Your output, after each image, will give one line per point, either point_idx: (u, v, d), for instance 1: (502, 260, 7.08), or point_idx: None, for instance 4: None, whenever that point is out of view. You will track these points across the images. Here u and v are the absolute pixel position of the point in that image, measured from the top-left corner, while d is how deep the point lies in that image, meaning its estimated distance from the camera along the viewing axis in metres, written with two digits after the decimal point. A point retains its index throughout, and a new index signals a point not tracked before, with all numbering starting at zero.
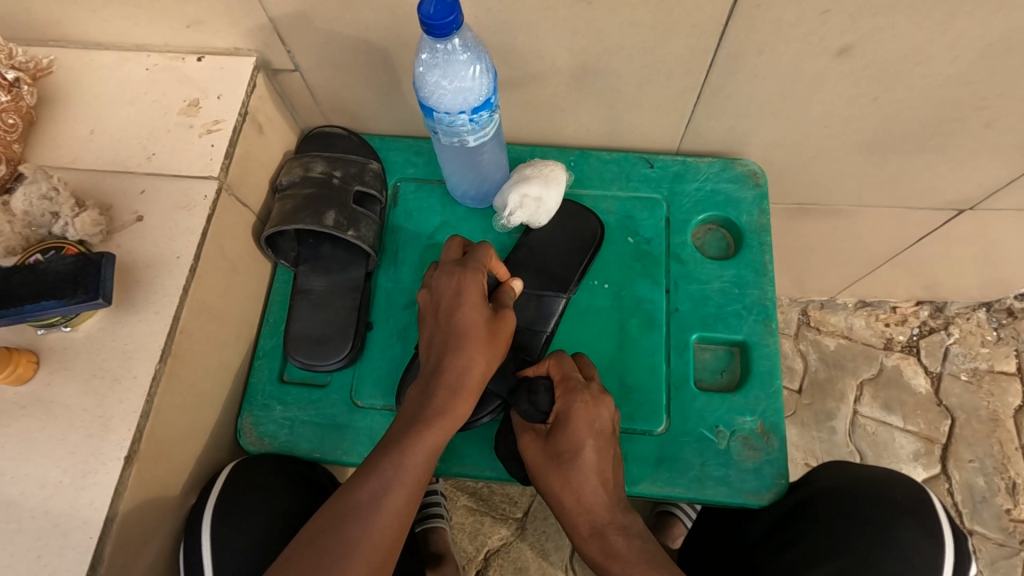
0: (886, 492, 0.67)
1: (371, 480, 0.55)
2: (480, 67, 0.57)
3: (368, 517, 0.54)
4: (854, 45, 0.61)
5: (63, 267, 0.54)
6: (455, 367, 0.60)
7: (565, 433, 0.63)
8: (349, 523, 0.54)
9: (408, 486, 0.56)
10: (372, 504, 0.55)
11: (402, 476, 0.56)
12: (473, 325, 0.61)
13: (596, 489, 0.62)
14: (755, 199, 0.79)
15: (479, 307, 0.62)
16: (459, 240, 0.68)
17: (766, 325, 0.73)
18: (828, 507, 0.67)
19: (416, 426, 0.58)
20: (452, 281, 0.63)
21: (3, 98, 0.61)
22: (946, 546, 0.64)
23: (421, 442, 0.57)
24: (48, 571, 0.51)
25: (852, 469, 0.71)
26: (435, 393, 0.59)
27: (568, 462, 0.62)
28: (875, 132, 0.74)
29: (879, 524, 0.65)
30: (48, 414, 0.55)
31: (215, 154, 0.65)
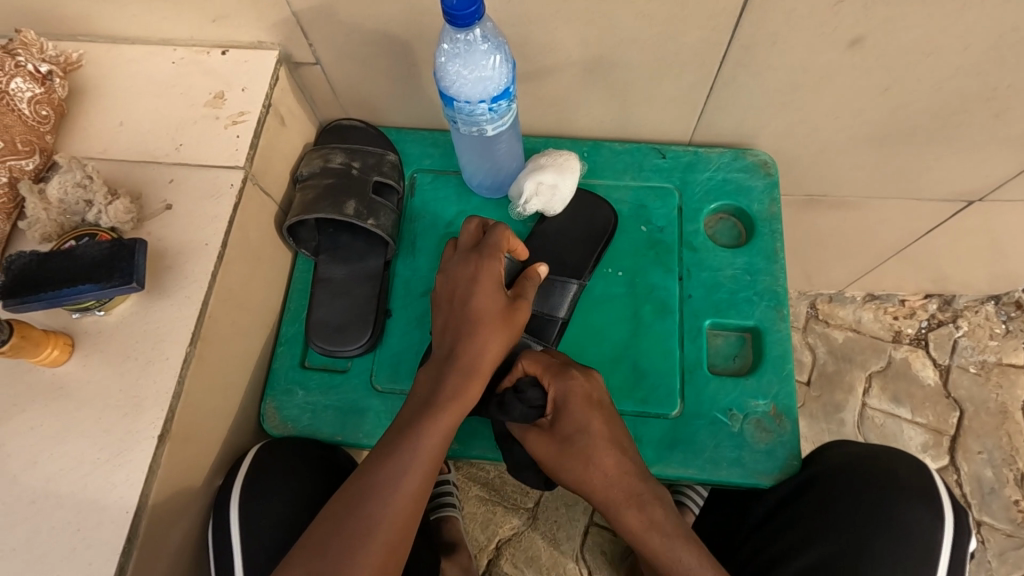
0: (892, 473, 0.68)
1: (388, 462, 0.56)
2: (500, 57, 0.59)
3: (386, 495, 0.55)
4: (865, 36, 0.62)
5: (99, 252, 0.56)
6: (468, 352, 0.62)
7: (568, 418, 0.63)
8: (366, 501, 0.55)
9: (424, 467, 0.57)
10: (388, 484, 0.55)
11: (416, 458, 0.57)
12: (489, 310, 0.63)
13: (613, 475, 0.62)
14: (765, 188, 0.80)
15: (496, 291, 0.64)
16: (478, 220, 0.69)
17: (778, 311, 0.74)
18: (832, 486, 0.68)
19: (431, 409, 0.59)
20: (472, 266, 0.65)
21: (37, 90, 0.63)
22: (949, 525, 0.65)
23: (437, 422, 0.58)
24: (85, 544, 0.53)
25: (859, 449, 0.72)
26: (447, 377, 0.61)
27: (579, 443, 0.62)
28: (885, 123, 0.75)
29: (881, 504, 0.67)
30: (83, 395, 0.57)
31: (240, 145, 0.67)
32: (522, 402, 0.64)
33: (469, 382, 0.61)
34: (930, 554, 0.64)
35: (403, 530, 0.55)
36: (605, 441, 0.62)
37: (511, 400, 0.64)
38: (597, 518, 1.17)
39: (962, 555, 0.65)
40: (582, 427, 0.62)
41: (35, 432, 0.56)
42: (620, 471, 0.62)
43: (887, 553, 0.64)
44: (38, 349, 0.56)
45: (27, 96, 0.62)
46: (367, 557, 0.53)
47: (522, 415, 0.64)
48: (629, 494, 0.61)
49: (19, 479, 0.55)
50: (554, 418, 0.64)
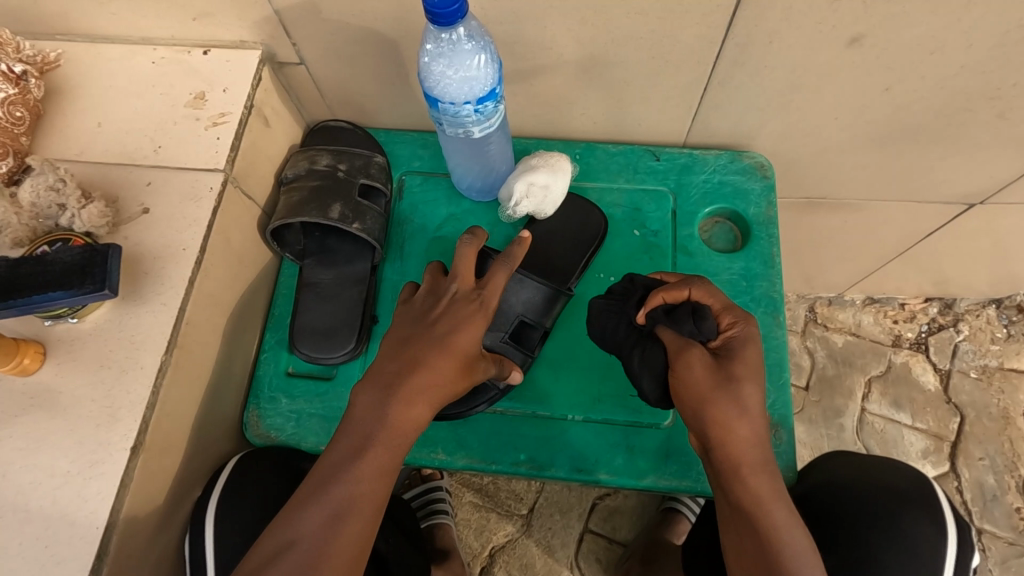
0: (889, 483, 0.67)
1: (316, 507, 0.51)
2: (485, 57, 0.57)
3: (314, 548, 0.50)
4: (864, 34, 0.60)
5: (71, 258, 0.55)
6: (418, 378, 0.55)
7: (740, 360, 0.56)
8: (291, 554, 0.49)
9: (356, 511, 0.52)
10: (316, 535, 0.50)
11: (345, 501, 0.51)
12: (457, 354, 0.56)
13: (745, 430, 0.54)
14: (763, 190, 0.78)
15: (468, 337, 0.57)
16: (472, 241, 0.62)
17: (775, 317, 0.73)
18: (827, 498, 0.67)
19: (359, 447, 0.53)
20: (456, 304, 0.59)
21: (11, 90, 0.61)
22: (951, 538, 0.63)
23: (364, 464, 0.52)
24: (54, 561, 0.51)
25: (855, 459, 0.71)
26: (389, 405, 0.54)
27: (738, 388, 0.54)
28: (885, 123, 0.73)
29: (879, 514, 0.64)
30: (55, 405, 0.55)
31: (221, 147, 0.65)
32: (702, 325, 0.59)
33: (400, 413, 0.54)
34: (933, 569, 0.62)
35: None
36: (754, 400, 0.55)
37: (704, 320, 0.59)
38: (592, 525, 1.15)
39: (963, 568, 0.63)
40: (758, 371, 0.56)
41: (5, 444, 0.54)
42: (754, 440, 0.54)
43: (891, 569, 0.62)
44: (7, 358, 0.54)
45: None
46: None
47: (691, 333, 0.59)
48: (762, 459, 0.54)
49: None
50: (721, 353, 0.57)
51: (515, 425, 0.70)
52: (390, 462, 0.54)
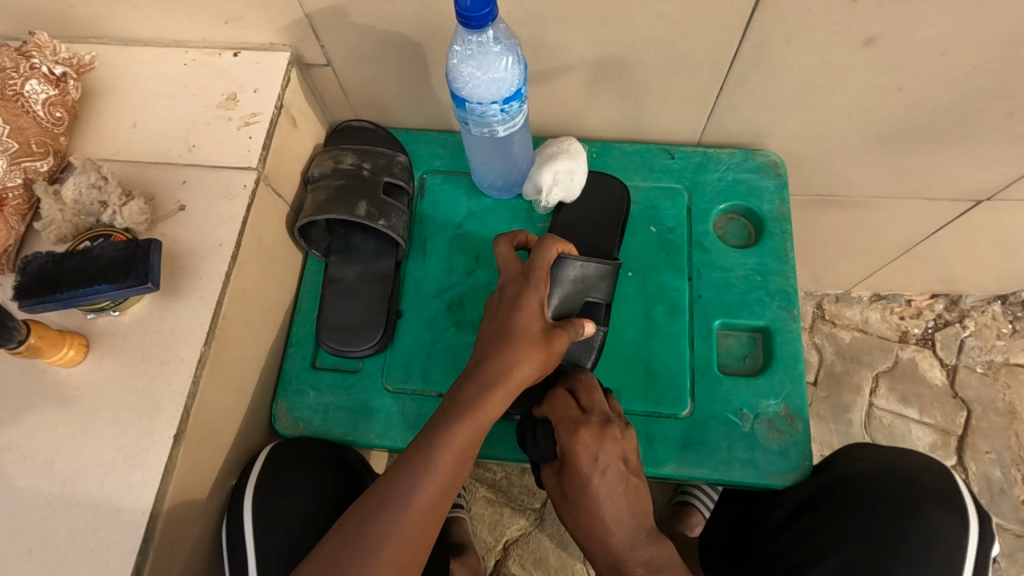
0: (910, 475, 0.69)
1: (403, 477, 0.55)
2: (512, 58, 0.59)
3: (398, 512, 0.54)
4: (878, 35, 0.62)
5: (114, 253, 0.57)
6: (490, 364, 0.60)
7: (575, 472, 0.63)
8: (378, 517, 0.54)
9: (440, 481, 0.56)
10: (403, 501, 0.54)
11: (432, 473, 0.56)
12: (530, 334, 0.61)
13: (610, 528, 0.64)
14: (775, 187, 0.80)
15: (535, 317, 0.63)
16: (506, 240, 0.68)
17: (788, 310, 0.74)
18: (852, 491, 0.69)
19: (446, 424, 0.58)
20: (515, 288, 0.64)
21: (51, 91, 0.63)
22: (972, 529, 0.65)
23: (452, 438, 0.56)
24: (102, 545, 0.53)
25: (876, 452, 0.72)
26: (465, 387, 0.60)
27: (581, 498, 0.64)
28: (896, 122, 0.75)
29: (901, 505, 0.67)
30: (100, 395, 0.57)
31: (254, 146, 0.67)
32: (537, 448, 0.65)
33: (486, 398, 0.59)
34: (956, 560, 0.64)
35: (416, 544, 0.54)
36: (611, 500, 0.63)
37: (540, 440, 0.65)
38: None
39: (986, 558, 0.65)
40: (600, 474, 0.63)
41: (52, 433, 0.56)
42: (619, 515, 0.64)
43: (913, 560, 0.64)
44: (53, 349, 0.56)
45: (41, 98, 0.63)
46: (376, 572, 0.52)
47: (535, 452, 0.65)
48: (634, 539, 0.64)
49: (37, 479, 0.55)
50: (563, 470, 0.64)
51: None
52: (474, 440, 0.58)
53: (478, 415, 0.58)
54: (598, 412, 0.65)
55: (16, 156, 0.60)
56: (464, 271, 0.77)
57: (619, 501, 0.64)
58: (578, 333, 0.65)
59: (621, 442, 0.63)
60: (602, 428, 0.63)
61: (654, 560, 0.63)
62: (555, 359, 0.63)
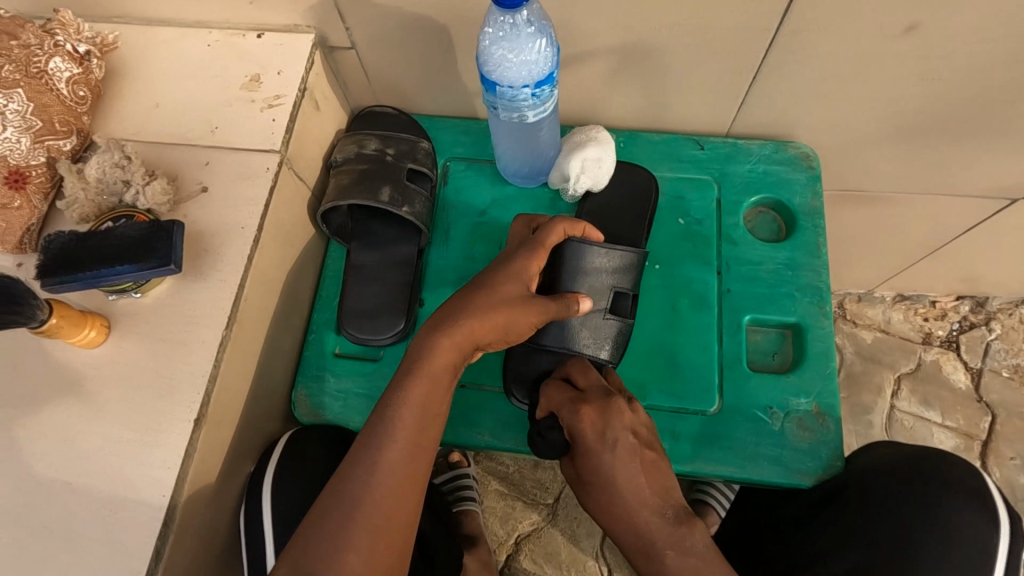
0: (931, 471, 0.64)
1: (366, 440, 0.52)
2: (545, 41, 0.57)
3: (370, 471, 0.51)
4: (921, 22, 0.60)
5: (136, 233, 0.56)
6: (447, 312, 0.57)
7: None
8: (348, 483, 0.51)
9: (402, 440, 0.52)
10: (369, 460, 0.51)
11: (391, 431, 0.52)
12: (506, 298, 0.58)
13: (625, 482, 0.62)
14: (807, 181, 0.78)
15: (518, 282, 0.59)
16: (526, 218, 0.68)
17: (821, 307, 0.72)
18: (867, 487, 0.65)
19: (404, 379, 0.54)
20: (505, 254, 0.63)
21: (74, 69, 0.62)
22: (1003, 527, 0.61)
23: (409, 395, 0.53)
24: (120, 528, 0.52)
25: (894, 449, 0.68)
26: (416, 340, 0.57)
27: None
28: (935, 115, 0.72)
29: (919, 501, 0.63)
30: (121, 376, 0.57)
31: (277, 128, 0.66)
32: None
33: (439, 347, 0.55)
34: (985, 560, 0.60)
35: (398, 506, 0.51)
36: None
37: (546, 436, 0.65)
38: None
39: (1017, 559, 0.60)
40: (611, 450, 0.62)
41: (73, 412, 0.56)
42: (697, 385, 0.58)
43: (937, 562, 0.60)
44: (75, 329, 0.55)
45: (65, 75, 0.62)
46: (354, 542, 0.49)
47: None
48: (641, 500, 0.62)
49: (57, 459, 0.54)
50: None
51: None
52: (438, 400, 0.55)
53: (437, 369, 0.55)
54: (595, 388, 0.66)
55: (38, 133, 0.60)
56: (486, 260, 0.76)
57: (637, 474, 0.62)
58: (572, 305, 0.62)
59: (629, 416, 0.64)
60: (607, 402, 0.64)
61: (682, 540, 0.60)
62: (522, 331, 0.60)
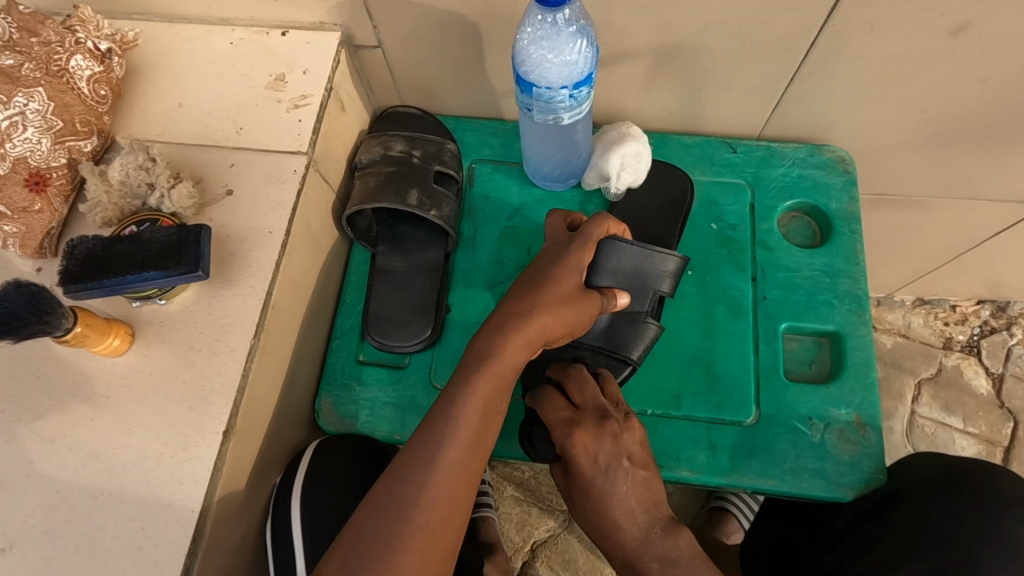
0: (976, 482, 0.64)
1: (424, 437, 0.50)
2: (585, 42, 0.56)
3: (430, 474, 0.48)
4: (973, 22, 0.58)
5: (164, 237, 0.54)
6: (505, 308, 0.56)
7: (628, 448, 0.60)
8: (406, 481, 0.48)
9: (463, 439, 0.50)
10: (428, 464, 0.49)
11: (453, 430, 0.50)
12: (564, 294, 0.56)
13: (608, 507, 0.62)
14: (843, 185, 0.76)
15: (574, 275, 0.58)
16: (561, 212, 0.65)
17: (860, 315, 0.71)
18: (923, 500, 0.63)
19: (465, 377, 0.52)
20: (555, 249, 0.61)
21: (96, 67, 0.60)
22: None
23: (472, 393, 0.51)
24: (148, 544, 0.50)
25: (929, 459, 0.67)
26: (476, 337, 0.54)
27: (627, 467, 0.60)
28: (977, 117, 0.71)
29: (975, 516, 0.62)
30: (147, 385, 0.55)
31: (304, 129, 0.64)
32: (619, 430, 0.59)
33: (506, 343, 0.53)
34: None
35: (454, 507, 0.49)
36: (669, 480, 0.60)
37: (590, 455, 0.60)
38: None
39: None
40: (603, 475, 0.60)
41: (97, 423, 0.54)
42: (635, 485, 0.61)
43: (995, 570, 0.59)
44: (99, 337, 0.53)
45: (86, 74, 0.60)
46: (412, 542, 0.47)
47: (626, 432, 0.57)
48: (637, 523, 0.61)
49: (80, 472, 0.52)
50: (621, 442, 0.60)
51: None
52: (500, 400, 0.53)
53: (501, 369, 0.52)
54: (592, 407, 0.61)
55: (59, 134, 0.58)
56: (515, 264, 0.74)
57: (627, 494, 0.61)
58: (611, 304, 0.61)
59: (621, 437, 0.60)
60: (602, 422, 0.60)
61: (670, 553, 0.60)
62: (580, 327, 0.58)
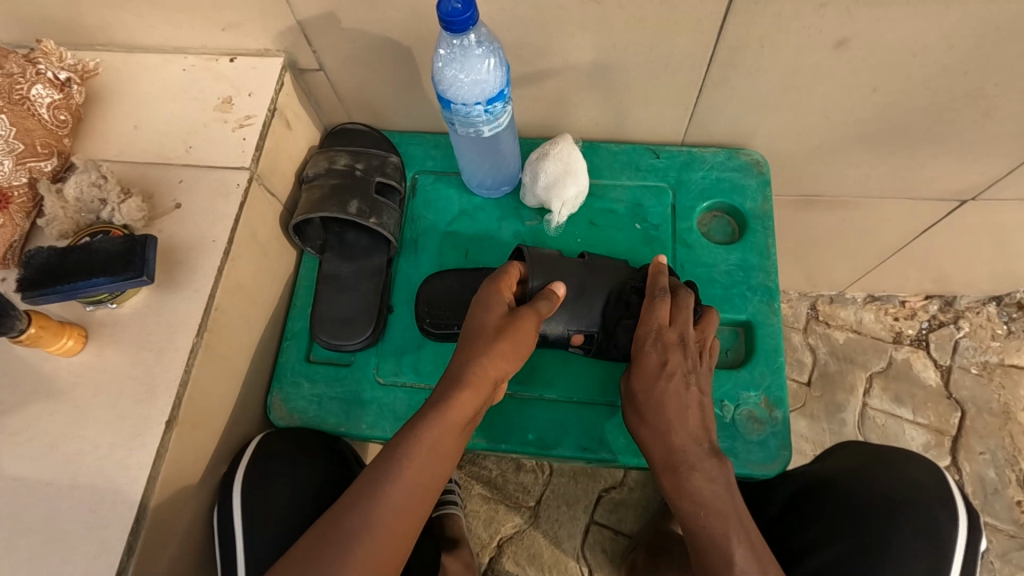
0: (902, 469, 0.70)
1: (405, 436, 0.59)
2: (494, 61, 0.61)
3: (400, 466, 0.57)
4: (850, 36, 0.64)
5: (112, 247, 0.60)
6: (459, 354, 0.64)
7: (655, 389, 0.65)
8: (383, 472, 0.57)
9: (433, 440, 0.58)
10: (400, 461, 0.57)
11: (423, 436, 0.58)
12: (491, 329, 0.63)
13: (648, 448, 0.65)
14: (759, 186, 0.82)
15: (497, 311, 0.64)
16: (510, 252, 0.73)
17: (770, 305, 0.76)
18: (845, 488, 0.69)
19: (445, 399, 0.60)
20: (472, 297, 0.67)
21: (56, 95, 0.67)
22: (961, 522, 0.66)
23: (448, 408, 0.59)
24: (96, 525, 0.55)
25: (865, 448, 0.74)
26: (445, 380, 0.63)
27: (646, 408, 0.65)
28: (876, 122, 0.76)
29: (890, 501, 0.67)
30: (100, 382, 0.60)
31: (248, 147, 0.70)
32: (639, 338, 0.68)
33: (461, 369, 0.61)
34: (945, 548, 0.64)
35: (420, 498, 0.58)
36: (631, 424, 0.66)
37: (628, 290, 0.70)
38: (598, 517, 1.19)
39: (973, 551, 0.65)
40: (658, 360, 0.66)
41: (53, 417, 0.59)
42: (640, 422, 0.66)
43: (907, 547, 0.64)
44: (54, 339, 0.59)
45: (47, 101, 0.66)
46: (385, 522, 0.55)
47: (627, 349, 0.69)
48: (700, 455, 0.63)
49: (37, 462, 0.58)
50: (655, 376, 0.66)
51: (523, 408, 0.73)
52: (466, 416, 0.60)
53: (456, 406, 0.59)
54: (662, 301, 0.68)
55: (21, 156, 0.64)
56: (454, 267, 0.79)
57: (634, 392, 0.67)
58: (551, 301, 0.66)
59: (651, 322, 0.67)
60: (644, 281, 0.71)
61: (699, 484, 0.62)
62: (529, 344, 0.64)
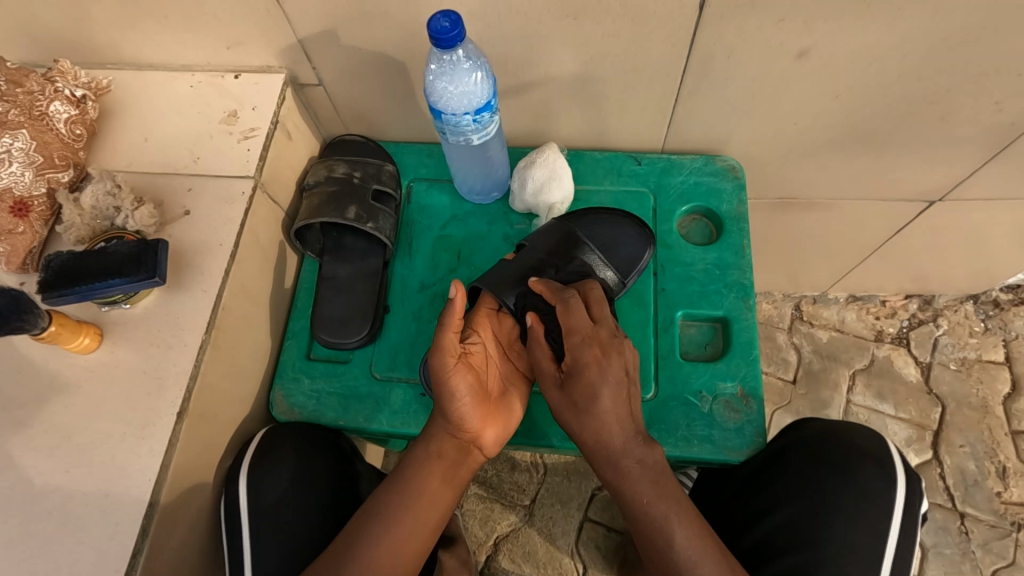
0: (846, 440, 0.74)
1: (386, 497, 0.67)
2: (481, 74, 0.66)
3: (383, 525, 0.64)
4: (811, 48, 0.69)
5: (126, 250, 0.64)
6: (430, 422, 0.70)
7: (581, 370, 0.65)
8: (365, 531, 0.64)
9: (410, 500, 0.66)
10: (382, 517, 0.65)
11: (406, 499, 0.66)
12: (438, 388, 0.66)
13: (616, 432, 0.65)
14: (734, 190, 0.87)
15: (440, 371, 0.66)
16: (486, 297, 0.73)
17: (745, 301, 0.81)
18: (791, 461, 0.73)
19: (421, 466, 0.68)
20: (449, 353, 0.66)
21: (72, 111, 0.71)
22: (901, 486, 0.70)
23: (424, 470, 0.68)
24: (111, 510, 0.59)
25: (816, 423, 0.77)
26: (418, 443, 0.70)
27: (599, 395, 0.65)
28: (842, 127, 0.82)
29: (832, 470, 0.71)
30: (114, 378, 0.64)
31: (251, 157, 0.75)
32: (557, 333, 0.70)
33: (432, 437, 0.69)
34: (885, 513, 0.69)
35: (412, 542, 0.65)
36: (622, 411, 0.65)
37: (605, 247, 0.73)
38: (591, 514, 1.22)
39: (914, 513, 0.69)
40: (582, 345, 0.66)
41: (70, 410, 0.63)
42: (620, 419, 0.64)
43: (847, 512, 0.69)
44: (71, 336, 0.63)
45: (63, 117, 0.70)
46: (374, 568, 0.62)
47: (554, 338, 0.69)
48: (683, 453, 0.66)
49: (56, 451, 0.62)
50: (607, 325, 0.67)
51: None
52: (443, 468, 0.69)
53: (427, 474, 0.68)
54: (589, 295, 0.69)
55: (40, 168, 0.68)
56: (447, 269, 0.84)
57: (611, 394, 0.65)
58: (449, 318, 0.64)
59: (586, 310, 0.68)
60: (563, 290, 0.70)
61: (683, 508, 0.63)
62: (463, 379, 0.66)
